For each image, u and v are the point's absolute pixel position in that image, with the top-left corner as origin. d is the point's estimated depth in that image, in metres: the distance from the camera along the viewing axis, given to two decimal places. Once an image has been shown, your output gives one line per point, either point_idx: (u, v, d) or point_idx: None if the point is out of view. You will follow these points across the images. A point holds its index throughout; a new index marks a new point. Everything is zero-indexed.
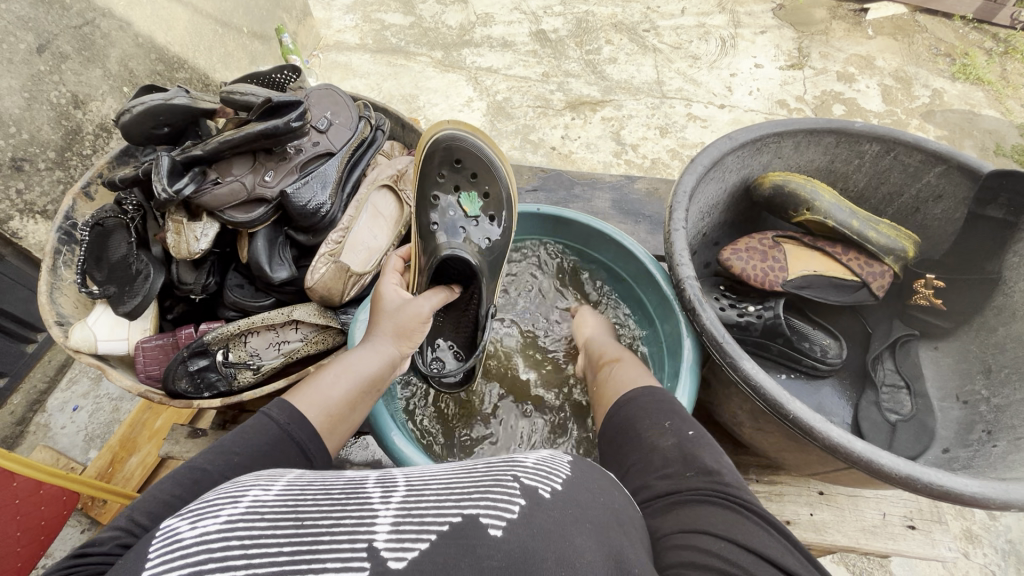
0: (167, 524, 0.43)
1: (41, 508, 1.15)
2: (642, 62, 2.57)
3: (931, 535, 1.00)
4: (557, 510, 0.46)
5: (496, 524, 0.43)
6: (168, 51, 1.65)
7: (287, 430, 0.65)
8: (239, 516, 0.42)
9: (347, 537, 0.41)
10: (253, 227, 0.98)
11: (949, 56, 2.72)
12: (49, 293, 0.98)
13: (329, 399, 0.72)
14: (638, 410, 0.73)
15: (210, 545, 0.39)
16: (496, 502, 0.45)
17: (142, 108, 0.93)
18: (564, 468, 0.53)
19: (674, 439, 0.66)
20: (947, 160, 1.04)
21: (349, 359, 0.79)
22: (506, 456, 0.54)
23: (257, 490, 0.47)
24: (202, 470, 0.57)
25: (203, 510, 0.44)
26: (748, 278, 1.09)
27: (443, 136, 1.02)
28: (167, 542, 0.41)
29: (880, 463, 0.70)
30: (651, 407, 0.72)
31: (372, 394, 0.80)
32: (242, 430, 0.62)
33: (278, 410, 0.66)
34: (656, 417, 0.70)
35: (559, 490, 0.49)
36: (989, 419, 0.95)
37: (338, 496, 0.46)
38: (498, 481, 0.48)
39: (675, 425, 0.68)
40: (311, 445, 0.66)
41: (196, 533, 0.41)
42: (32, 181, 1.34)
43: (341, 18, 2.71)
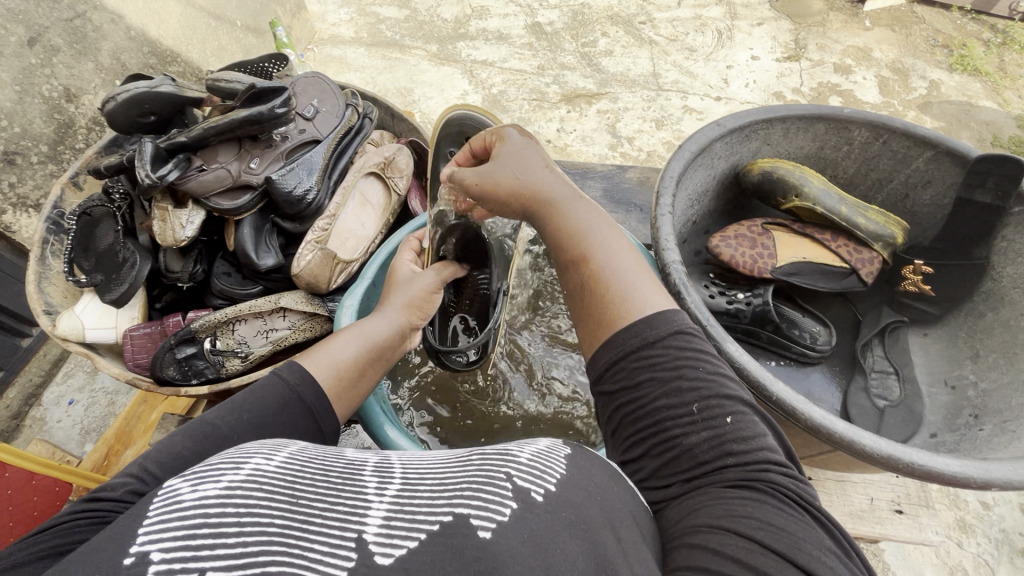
0: (170, 484, 0.44)
1: (34, 500, 1.15)
2: (638, 54, 2.56)
3: (919, 519, 1.01)
4: (551, 514, 0.44)
5: (486, 527, 0.42)
6: (160, 44, 1.64)
7: (295, 391, 0.66)
8: (239, 483, 0.43)
9: (338, 523, 0.41)
10: (239, 214, 0.98)
11: (947, 47, 2.71)
12: (38, 282, 0.99)
13: (339, 360, 0.72)
14: (652, 379, 0.55)
15: (206, 510, 0.40)
16: (488, 503, 0.44)
17: (127, 95, 0.93)
18: (560, 465, 0.50)
19: (707, 431, 0.53)
20: (936, 145, 1.04)
21: (364, 326, 0.79)
22: (503, 445, 0.52)
23: (259, 458, 0.47)
24: (213, 424, 0.59)
25: (205, 473, 0.44)
26: (737, 266, 1.08)
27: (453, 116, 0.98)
28: (167, 502, 0.41)
29: (862, 444, 0.70)
30: (669, 375, 0.54)
31: (382, 362, 0.80)
32: (251, 389, 0.64)
33: (288, 371, 0.67)
34: (674, 395, 0.54)
35: (553, 492, 0.46)
36: (976, 403, 0.95)
37: (334, 479, 0.46)
38: (491, 479, 0.46)
39: (692, 406, 0.54)
40: (319, 405, 0.67)
41: (195, 496, 0.41)
42: (24, 174, 1.34)
43: (336, 11, 2.69)
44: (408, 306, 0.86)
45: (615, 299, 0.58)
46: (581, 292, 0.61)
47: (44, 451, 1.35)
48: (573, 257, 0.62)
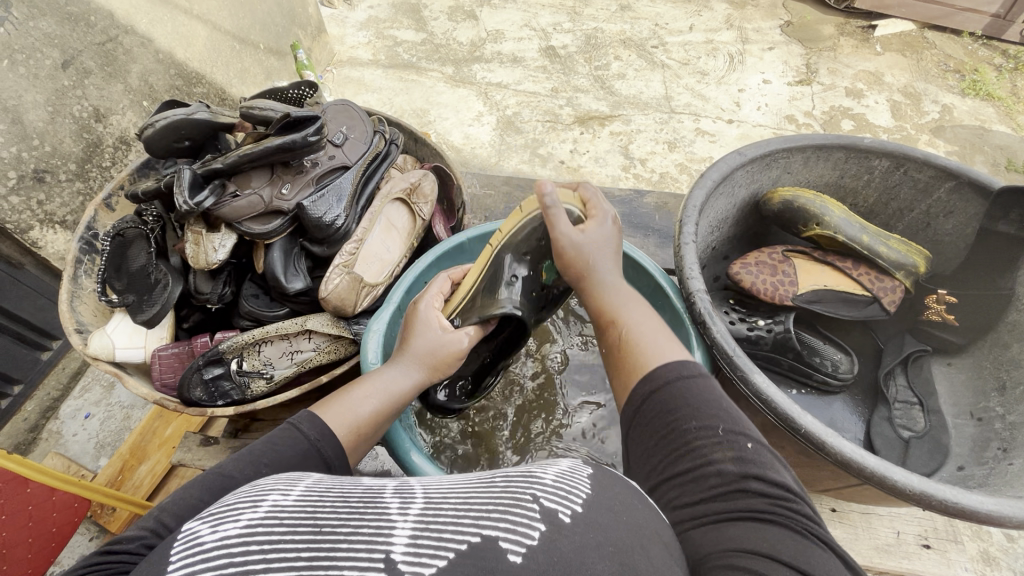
0: (189, 527, 0.45)
1: (53, 516, 1.17)
2: (650, 77, 2.60)
3: (946, 554, 0.99)
4: (575, 535, 0.45)
5: (515, 550, 0.43)
6: (187, 67, 1.69)
7: (315, 445, 0.67)
8: (259, 521, 0.43)
9: (365, 546, 0.41)
10: (270, 238, 1.00)
11: (958, 72, 2.73)
12: (69, 301, 1.01)
13: (358, 415, 0.74)
14: (683, 405, 0.64)
15: (230, 550, 0.40)
16: (515, 525, 0.44)
17: (164, 122, 0.96)
18: (584, 485, 0.51)
19: (732, 452, 0.60)
20: (957, 176, 1.04)
21: (379, 379, 0.81)
22: (525, 468, 0.53)
23: (276, 494, 0.48)
24: (230, 476, 0.58)
25: (224, 514, 0.45)
26: (757, 292, 1.08)
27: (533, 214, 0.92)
28: (189, 545, 0.42)
29: (892, 479, 0.69)
30: (697, 404, 0.64)
31: (395, 415, 0.81)
32: (272, 442, 0.64)
33: (307, 424, 0.68)
34: (702, 420, 0.62)
35: (580, 512, 0.47)
36: (1005, 436, 0.93)
37: (356, 505, 0.47)
38: (517, 501, 0.47)
39: (729, 433, 0.61)
40: (336, 462, 0.69)
41: (216, 537, 0.42)
42: (53, 192, 1.38)
43: (355, 34, 2.76)
44: (428, 364, 0.85)
45: (636, 349, 0.74)
46: (614, 347, 0.79)
47: None
48: (608, 319, 0.82)
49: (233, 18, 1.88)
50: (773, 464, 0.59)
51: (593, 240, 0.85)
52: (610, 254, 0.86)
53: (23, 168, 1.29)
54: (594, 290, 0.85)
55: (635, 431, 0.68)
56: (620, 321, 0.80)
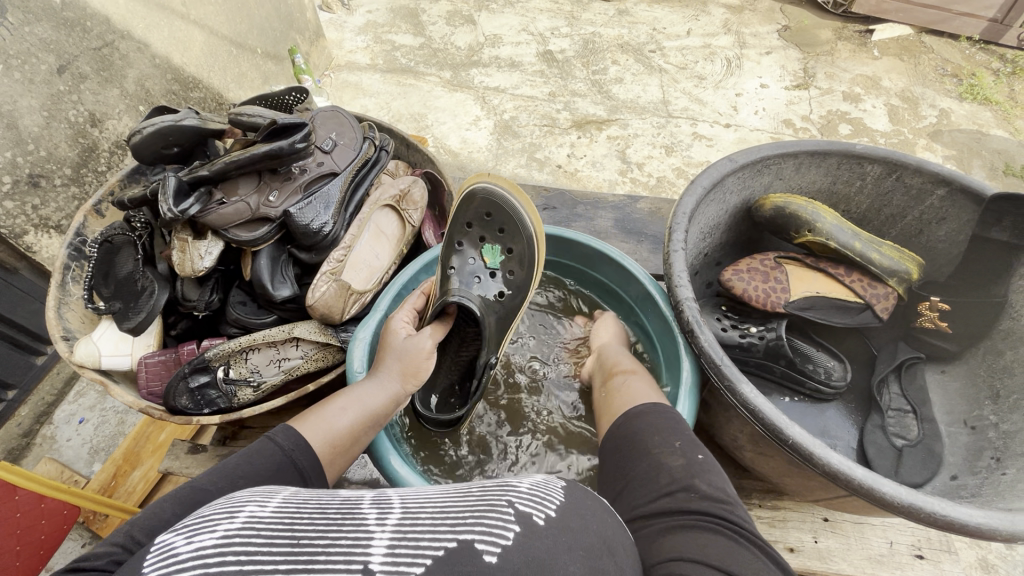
0: (161, 540, 0.43)
1: (42, 523, 1.15)
2: (648, 82, 2.60)
3: (940, 565, 0.98)
4: (552, 540, 0.45)
5: (491, 550, 0.43)
6: (183, 72, 1.69)
7: (291, 456, 0.67)
8: (236, 531, 0.42)
9: (343, 557, 0.41)
10: (256, 245, 0.99)
11: (956, 77, 2.73)
12: (57, 308, 1.00)
13: (335, 428, 0.74)
14: (648, 423, 0.72)
15: (205, 560, 0.39)
16: (492, 528, 0.44)
17: (151, 129, 0.96)
18: (558, 493, 0.52)
19: (684, 460, 0.65)
20: (950, 182, 1.04)
21: (353, 392, 0.81)
22: (501, 478, 0.53)
23: (253, 506, 0.47)
24: (202, 488, 0.57)
25: (199, 525, 0.44)
26: (749, 299, 1.08)
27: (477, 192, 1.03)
28: (162, 556, 0.41)
29: (881, 492, 0.68)
30: (661, 425, 0.71)
31: (374, 428, 0.81)
32: (247, 454, 0.63)
33: (283, 437, 0.68)
34: (662, 434, 0.69)
35: (554, 517, 0.48)
36: (998, 446, 0.93)
37: (334, 516, 0.45)
38: (493, 506, 0.47)
39: (685, 446, 0.68)
40: (313, 473, 0.68)
41: (191, 548, 0.41)
42: (48, 197, 1.37)
43: (353, 38, 2.77)
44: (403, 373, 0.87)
45: (621, 400, 0.82)
46: (604, 403, 0.87)
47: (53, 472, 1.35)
48: (613, 371, 0.93)
49: (230, 23, 1.88)
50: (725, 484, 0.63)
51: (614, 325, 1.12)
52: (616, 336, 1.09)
53: (18, 173, 1.29)
54: (608, 354, 1.01)
55: (608, 445, 0.75)
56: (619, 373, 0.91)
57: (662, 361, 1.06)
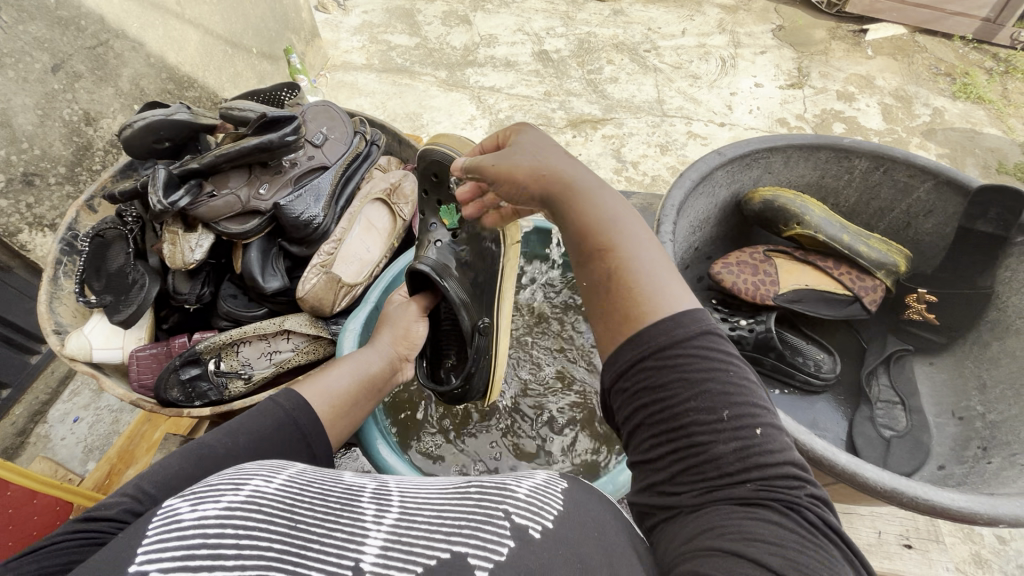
0: (169, 503, 0.44)
1: (33, 518, 1.14)
2: (642, 81, 2.61)
3: (928, 554, 0.98)
4: (543, 553, 0.44)
5: (483, 566, 0.42)
6: (178, 71, 1.70)
7: (291, 416, 0.69)
8: (239, 504, 0.43)
9: (335, 550, 0.41)
10: (247, 238, 1.00)
11: (949, 76, 2.75)
12: (49, 302, 1.01)
13: (333, 389, 0.77)
14: (680, 378, 0.49)
15: (205, 530, 0.40)
16: (485, 542, 0.44)
17: (143, 123, 0.96)
18: (557, 500, 0.50)
19: (735, 441, 0.48)
20: (936, 175, 1.05)
21: (352, 358, 0.84)
22: (504, 476, 0.53)
23: (258, 480, 0.47)
24: (208, 446, 0.61)
25: (206, 493, 0.45)
26: (739, 292, 1.09)
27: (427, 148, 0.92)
28: (167, 521, 0.41)
29: (864, 476, 0.69)
30: (698, 378, 0.49)
31: (371, 393, 0.84)
32: (250, 414, 0.67)
33: (284, 398, 0.71)
34: (703, 402, 0.49)
35: (551, 529, 0.46)
36: (984, 435, 0.93)
37: (333, 505, 0.46)
38: (489, 517, 0.46)
39: (736, 415, 0.48)
40: (313, 433, 0.71)
41: (194, 515, 0.41)
42: (42, 195, 1.38)
43: (349, 39, 2.77)
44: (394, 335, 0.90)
45: (636, 296, 0.52)
46: (593, 290, 0.56)
47: (47, 469, 1.35)
48: (593, 242, 0.56)
49: (225, 22, 1.89)
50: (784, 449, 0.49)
51: (542, 147, 0.64)
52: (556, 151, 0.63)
53: (11, 171, 1.30)
54: (575, 204, 0.58)
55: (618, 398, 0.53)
56: (611, 249, 0.55)
57: None
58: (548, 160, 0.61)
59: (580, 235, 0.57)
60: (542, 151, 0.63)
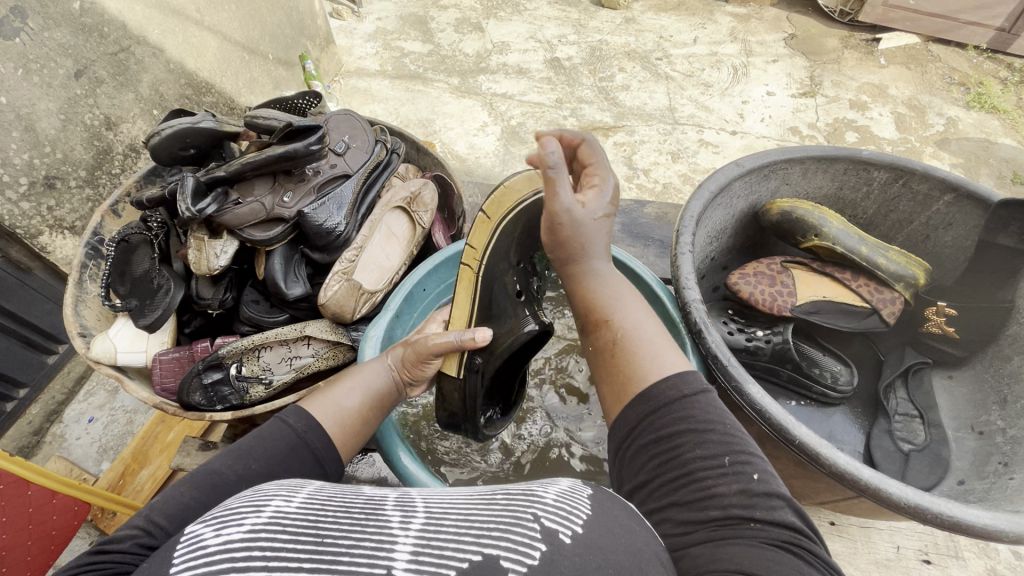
0: (190, 531, 0.45)
1: (53, 518, 1.15)
2: (654, 89, 2.62)
3: (947, 570, 0.97)
4: (576, 556, 0.45)
5: (516, 568, 0.42)
6: (197, 76, 1.72)
7: (302, 437, 0.70)
8: (263, 526, 0.43)
9: (366, 561, 0.41)
10: (270, 245, 1.01)
11: (963, 85, 2.73)
12: (74, 305, 1.02)
13: (343, 409, 0.78)
14: (688, 428, 0.59)
15: (233, 554, 0.40)
16: (516, 545, 0.44)
17: (170, 131, 0.98)
18: (584, 507, 0.50)
19: (737, 484, 0.55)
20: (956, 188, 1.04)
21: (361, 374, 0.85)
22: (526, 486, 0.53)
23: (279, 500, 0.48)
24: (219, 474, 0.62)
25: (227, 517, 0.45)
26: (756, 303, 1.09)
27: (522, 189, 0.85)
28: (192, 548, 0.42)
29: (888, 492, 0.69)
30: (728, 439, 0.58)
31: (381, 412, 0.84)
32: (259, 437, 0.67)
33: (294, 418, 0.71)
34: (707, 448, 0.58)
35: (580, 533, 0.47)
36: (1005, 451, 0.93)
37: (358, 516, 0.46)
38: (518, 519, 0.46)
39: (735, 463, 0.57)
40: (325, 453, 0.71)
41: (219, 541, 0.42)
42: (63, 199, 1.40)
43: (363, 45, 2.80)
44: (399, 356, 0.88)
45: (632, 358, 0.65)
46: (604, 347, 0.69)
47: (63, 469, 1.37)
48: (599, 316, 0.71)
49: (242, 29, 1.92)
50: (788, 496, 0.55)
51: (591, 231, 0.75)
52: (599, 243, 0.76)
53: (34, 174, 1.32)
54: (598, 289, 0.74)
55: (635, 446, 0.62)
56: (615, 321, 0.69)
57: None
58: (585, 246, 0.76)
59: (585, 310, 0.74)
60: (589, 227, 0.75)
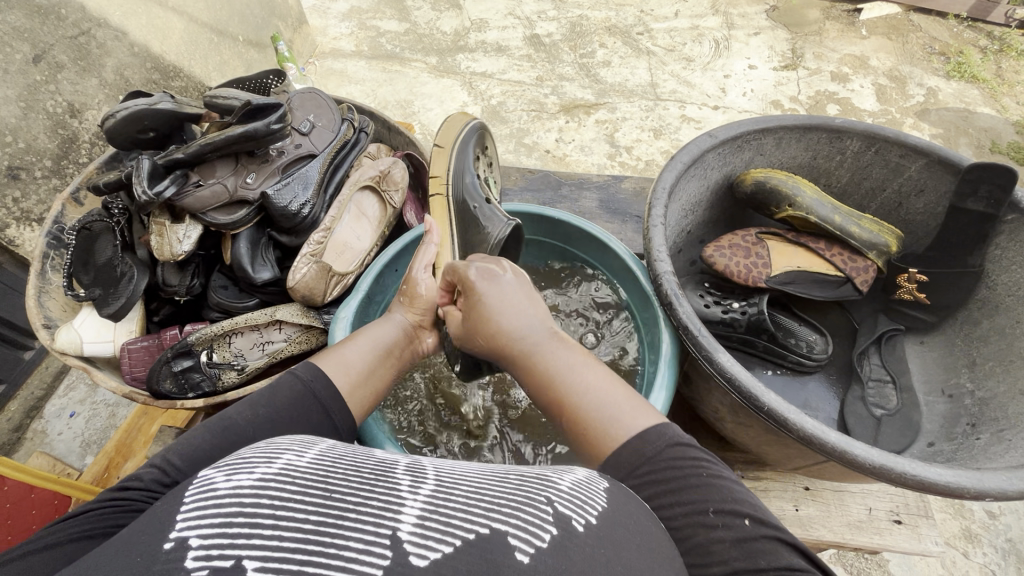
0: (205, 473, 0.44)
1: (33, 512, 1.14)
2: (636, 65, 2.59)
3: (917, 529, 1.00)
4: (588, 545, 0.43)
5: (524, 549, 0.40)
6: (163, 60, 1.66)
7: (309, 386, 0.69)
8: (272, 476, 0.43)
9: (373, 519, 0.40)
10: (236, 229, 1.00)
11: (943, 55, 2.73)
12: (37, 296, 1.00)
13: (350, 361, 0.75)
14: (666, 487, 0.55)
15: (242, 499, 0.40)
16: (526, 524, 0.42)
17: (125, 113, 0.94)
18: (599, 498, 0.49)
19: (730, 534, 0.52)
20: (928, 154, 1.04)
21: (368, 330, 0.82)
22: (541, 472, 0.52)
23: (291, 454, 0.47)
24: (231, 419, 0.62)
25: (239, 465, 0.45)
26: (731, 275, 1.08)
27: (456, 126, 1.05)
28: (203, 490, 0.42)
29: (853, 454, 0.70)
30: (705, 484, 0.55)
31: (393, 361, 0.81)
32: (270, 388, 0.67)
33: (303, 370, 0.71)
34: (686, 500, 0.54)
35: (594, 524, 0.45)
36: (974, 412, 0.95)
37: (368, 478, 0.45)
38: (530, 502, 0.45)
39: (720, 510, 0.53)
40: (332, 404, 0.70)
41: (230, 485, 0.41)
42: (28, 189, 1.35)
43: (337, 25, 2.72)
44: (403, 302, 0.88)
45: (598, 430, 0.62)
46: (569, 432, 0.65)
47: (45, 464, 1.36)
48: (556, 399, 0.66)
49: (210, 10, 1.85)
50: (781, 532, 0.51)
51: (501, 297, 0.73)
52: (523, 309, 0.73)
53: None
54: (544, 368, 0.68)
55: None
56: (569, 399, 0.65)
57: (644, 333, 1.06)
58: (515, 325, 0.71)
59: (545, 394, 0.67)
60: (509, 306, 0.73)
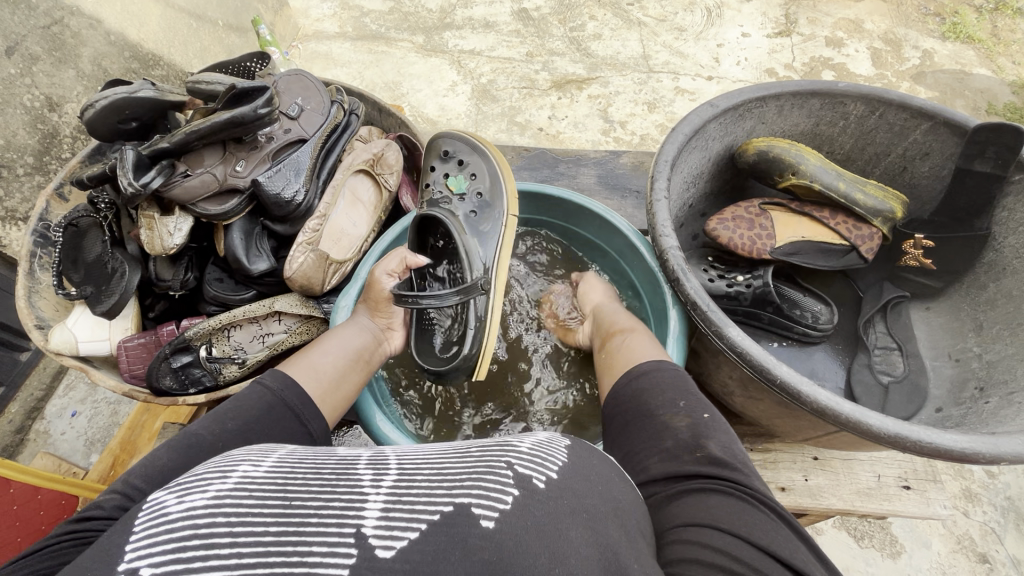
0: (155, 498, 0.42)
1: (41, 514, 1.14)
2: (627, 37, 2.52)
3: (926, 494, 1.01)
4: (551, 501, 0.43)
5: (488, 515, 0.40)
6: (141, 48, 1.60)
7: (279, 396, 0.69)
8: (228, 492, 0.41)
9: (335, 519, 0.39)
10: (227, 219, 0.97)
11: (939, 15, 2.66)
12: (27, 296, 0.98)
13: (319, 368, 0.78)
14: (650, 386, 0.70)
15: (196, 521, 0.38)
16: (488, 491, 0.42)
17: (105, 102, 0.91)
18: (560, 455, 0.49)
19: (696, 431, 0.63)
20: (933, 116, 1.02)
21: (339, 335, 0.86)
22: (502, 438, 0.51)
23: (246, 465, 0.46)
24: (197, 434, 0.60)
25: (191, 484, 0.43)
26: (735, 247, 1.07)
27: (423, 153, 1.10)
28: (153, 515, 0.40)
29: (867, 423, 0.69)
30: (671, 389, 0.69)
31: (363, 364, 0.86)
32: (237, 399, 0.66)
33: (271, 378, 0.71)
34: (668, 400, 0.67)
35: (554, 479, 0.46)
36: (982, 376, 0.95)
37: (327, 477, 0.44)
38: (490, 468, 0.45)
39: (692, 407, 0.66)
40: (305, 410, 0.70)
41: (182, 507, 0.39)
42: (11, 188, 1.32)
43: (319, 6, 2.63)
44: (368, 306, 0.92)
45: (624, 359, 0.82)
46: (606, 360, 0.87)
47: None
48: (609, 333, 0.93)
49: None
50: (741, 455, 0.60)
51: (595, 286, 1.11)
52: (606, 294, 1.08)
53: None
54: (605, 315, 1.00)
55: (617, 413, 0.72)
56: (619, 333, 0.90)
57: (649, 310, 1.07)
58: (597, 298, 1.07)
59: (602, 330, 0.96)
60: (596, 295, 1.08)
